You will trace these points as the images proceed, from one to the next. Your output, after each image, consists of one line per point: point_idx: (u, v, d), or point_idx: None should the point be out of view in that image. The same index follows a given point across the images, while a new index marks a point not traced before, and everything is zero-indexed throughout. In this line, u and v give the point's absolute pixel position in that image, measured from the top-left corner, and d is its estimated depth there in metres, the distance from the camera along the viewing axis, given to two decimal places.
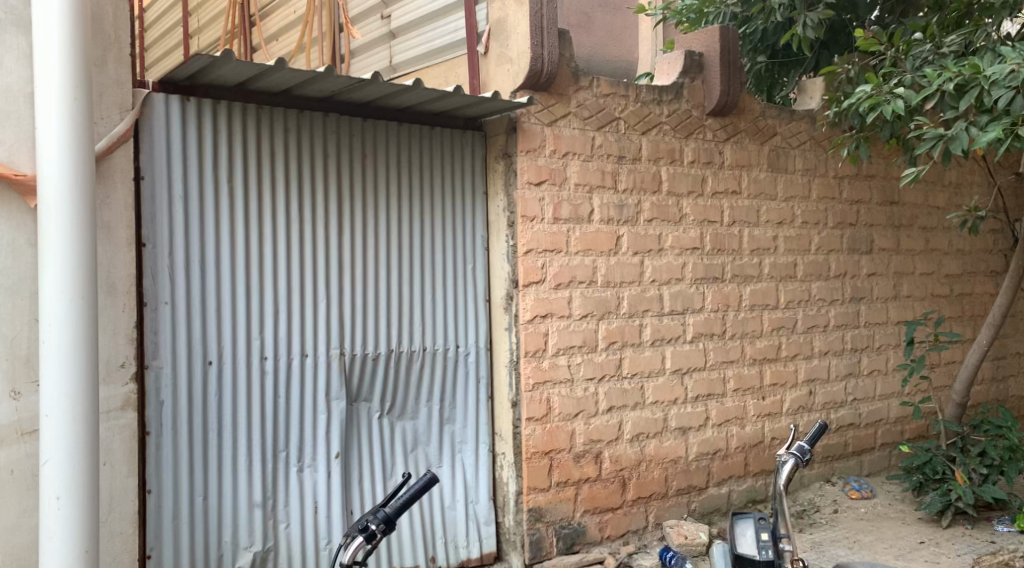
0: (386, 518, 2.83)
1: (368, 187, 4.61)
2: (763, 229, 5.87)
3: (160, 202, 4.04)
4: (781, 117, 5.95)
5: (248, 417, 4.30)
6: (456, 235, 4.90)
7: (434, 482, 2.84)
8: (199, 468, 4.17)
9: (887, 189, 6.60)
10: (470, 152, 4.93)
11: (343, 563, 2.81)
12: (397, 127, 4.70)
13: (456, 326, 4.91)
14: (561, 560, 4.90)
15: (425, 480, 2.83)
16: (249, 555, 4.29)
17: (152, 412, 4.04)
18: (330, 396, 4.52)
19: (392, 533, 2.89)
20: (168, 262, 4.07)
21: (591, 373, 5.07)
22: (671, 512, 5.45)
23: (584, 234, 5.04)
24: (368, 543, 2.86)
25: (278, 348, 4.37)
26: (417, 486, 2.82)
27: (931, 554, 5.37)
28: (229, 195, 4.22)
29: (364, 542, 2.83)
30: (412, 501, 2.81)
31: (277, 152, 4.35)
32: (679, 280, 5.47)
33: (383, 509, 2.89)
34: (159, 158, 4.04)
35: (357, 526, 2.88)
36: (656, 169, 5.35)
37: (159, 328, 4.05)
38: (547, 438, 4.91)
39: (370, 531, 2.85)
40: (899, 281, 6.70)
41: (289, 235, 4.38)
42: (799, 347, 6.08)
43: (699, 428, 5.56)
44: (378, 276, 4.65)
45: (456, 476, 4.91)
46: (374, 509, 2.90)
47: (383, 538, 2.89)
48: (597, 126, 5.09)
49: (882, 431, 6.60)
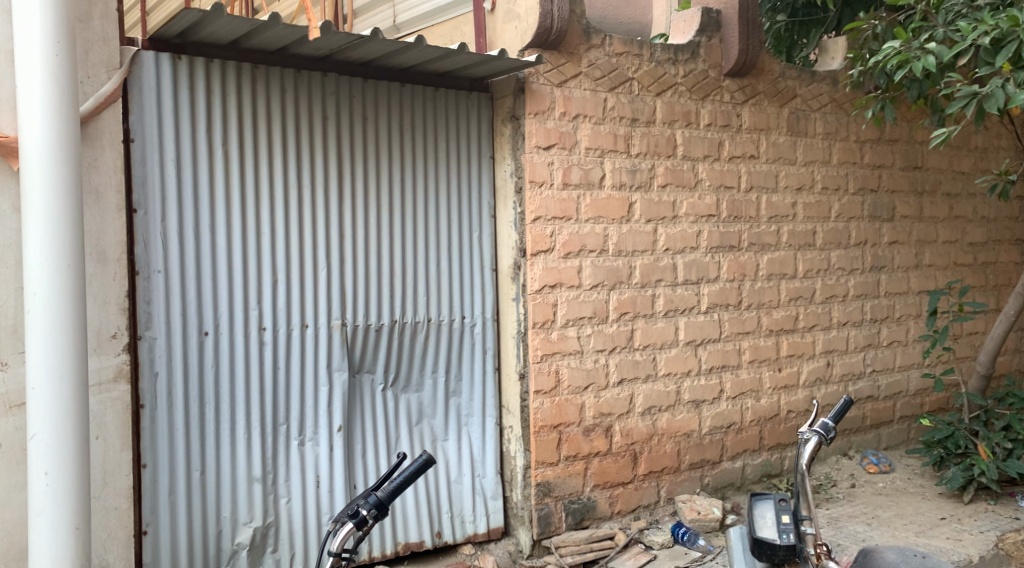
0: (378, 502, 2.66)
1: (370, 151, 4.42)
2: (782, 195, 5.66)
3: (151, 166, 3.87)
4: (801, 78, 5.71)
5: (246, 389, 4.15)
6: (462, 202, 4.71)
7: (432, 463, 2.67)
8: (196, 440, 4.04)
9: (911, 153, 6.35)
10: (476, 116, 4.73)
11: (332, 551, 2.67)
12: (399, 88, 4.50)
13: (462, 297, 4.73)
14: (570, 536, 4.78)
15: (420, 461, 2.66)
16: (249, 531, 4.17)
17: (146, 384, 3.90)
18: (331, 367, 4.36)
19: (386, 516, 2.72)
20: (161, 229, 3.90)
21: (601, 345, 4.90)
22: (683, 486, 5.29)
23: (595, 200, 4.84)
24: (359, 529, 2.70)
25: (277, 318, 4.21)
26: (411, 471, 2.65)
27: (952, 531, 5.19)
28: (224, 159, 4.05)
29: (355, 528, 2.68)
30: (407, 484, 2.65)
31: (274, 114, 4.16)
32: (693, 249, 5.27)
33: (377, 492, 2.72)
34: (149, 120, 3.86)
35: (347, 511, 2.72)
36: (670, 132, 5.14)
37: (153, 297, 3.90)
38: (555, 412, 4.75)
39: (361, 516, 2.69)
40: (921, 249, 6.47)
41: (287, 202, 4.21)
42: (817, 317, 5.89)
43: (713, 401, 5.39)
44: (381, 244, 4.47)
45: (462, 449, 4.78)
46: (366, 493, 2.73)
47: (376, 523, 2.72)
48: (609, 86, 4.88)
49: (901, 404, 6.41)
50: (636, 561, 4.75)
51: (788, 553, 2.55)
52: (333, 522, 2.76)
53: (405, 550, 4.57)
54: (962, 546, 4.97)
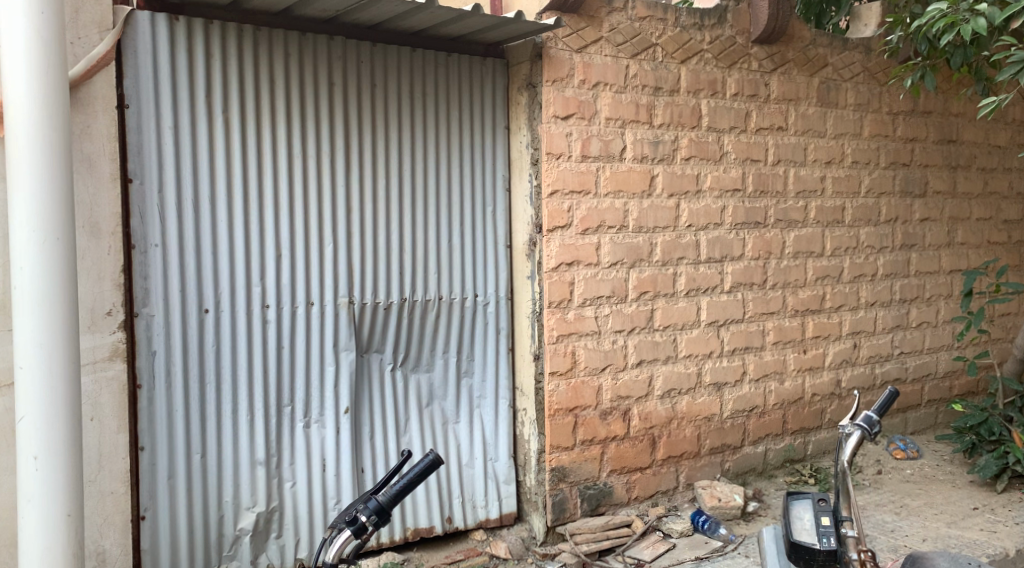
0: (379, 507, 2.56)
1: (380, 119, 4.18)
2: (810, 169, 5.39)
3: (147, 134, 3.66)
4: (833, 45, 5.43)
5: (249, 370, 3.96)
6: (474, 174, 4.47)
7: (439, 463, 2.56)
8: (196, 422, 3.85)
9: (946, 126, 6.06)
10: (490, 82, 4.48)
11: (328, 558, 2.55)
12: (409, 52, 4.24)
13: (475, 273, 4.50)
14: (585, 523, 4.59)
15: (427, 462, 2.54)
16: (252, 516, 3.98)
17: (144, 363, 3.71)
18: (338, 346, 4.15)
19: (386, 525, 2.60)
20: (158, 200, 3.70)
21: (620, 325, 4.68)
22: (703, 472, 5.09)
23: (615, 173, 4.61)
24: (357, 537, 2.58)
25: (281, 295, 4.00)
26: (414, 473, 2.54)
27: (986, 522, 4.98)
28: (225, 127, 3.82)
29: (354, 536, 2.56)
30: (411, 486, 2.54)
31: (277, 78, 3.92)
32: (717, 225, 5.03)
33: (376, 497, 2.61)
34: (145, 84, 3.65)
35: (345, 517, 2.61)
36: (695, 102, 4.89)
37: (150, 272, 3.70)
38: (572, 395, 4.55)
39: (360, 522, 2.57)
40: (954, 226, 6.20)
41: (291, 172, 3.98)
42: (844, 297, 5.64)
43: (735, 383, 5.17)
44: (391, 217, 4.24)
45: (474, 432, 4.57)
46: (364, 497, 2.62)
47: (375, 533, 2.60)
48: (632, 53, 4.63)
49: (930, 386, 6.17)
50: (654, 549, 4.56)
51: (828, 558, 2.46)
52: (330, 528, 2.65)
53: (415, 536, 4.40)
54: (997, 538, 4.76)
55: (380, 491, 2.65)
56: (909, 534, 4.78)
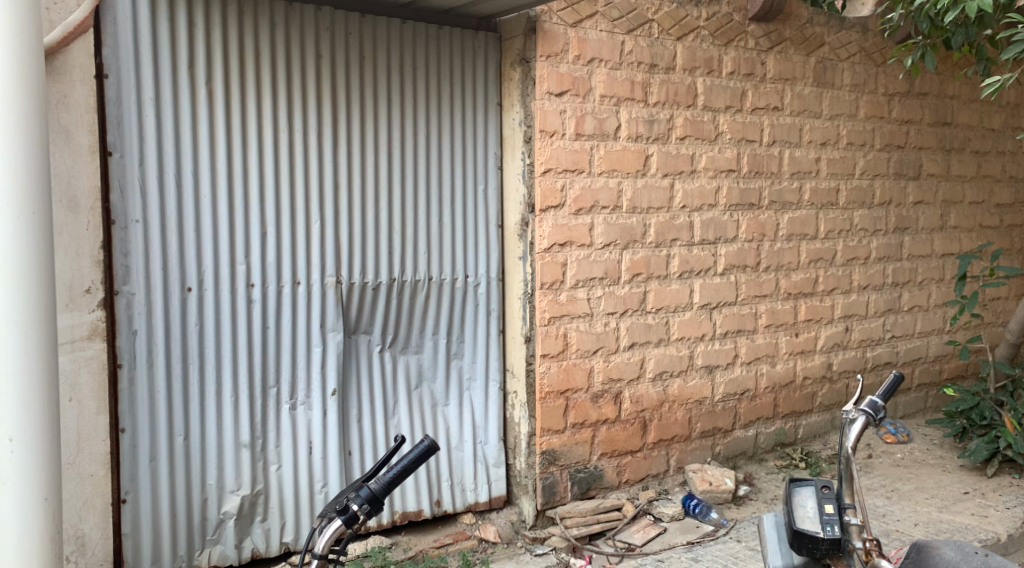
0: (371, 495, 2.49)
1: (369, 93, 4.06)
2: (805, 150, 5.32)
3: (127, 105, 3.55)
4: (830, 25, 5.35)
5: (234, 350, 3.85)
6: (466, 152, 4.36)
7: (434, 449, 2.49)
8: (179, 403, 3.75)
9: (941, 109, 6.00)
10: (482, 57, 4.36)
11: (319, 548, 2.45)
12: (399, 25, 4.12)
13: (466, 253, 4.40)
14: (575, 507, 4.53)
15: (421, 448, 2.48)
16: (236, 499, 3.89)
17: (124, 343, 3.61)
18: (325, 327, 4.05)
19: (378, 515, 2.53)
20: (139, 174, 3.59)
21: (612, 308, 4.61)
22: (694, 455, 5.04)
23: (609, 153, 4.52)
24: (348, 527, 2.50)
25: (267, 274, 3.89)
26: (409, 458, 2.48)
27: (977, 506, 4.96)
28: (208, 99, 3.70)
29: (345, 525, 2.48)
30: (406, 473, 2.48)
31: (263, 49, 3.80)
32: (711, 207, 4.96)
33: (368, 486, 2.55)
34: (125, 54, 3.53)
35: (336, 506, 2.53)
36: (691, 80, 4.80)
37: (130, 248, 3.60)
38: (563, 376, 4.48)
39: (350, 512, 2.49)
40: (947, 210, 6.15)
41: (277, 146, 3.87)
42: (837, 280, 5.59)
43: (727, 366, 5.11)
44: (380, 194, 4.14)
45: (463, 415, 4.49)
46: (355, 486, 2.55)
47: (367, 523, 2.52)
48: (627, 29, 4.53)
49: (920, 370, 6.14)
50: (644, 533, 4.50)
51: (831, 547, 2.56)
52: (318, 518, 2.56)
53: (403, 519, 4.32)
54: (988, 523, 4.74)
55: (372, 480, 2.59)
56: (901, 519, 4.76)
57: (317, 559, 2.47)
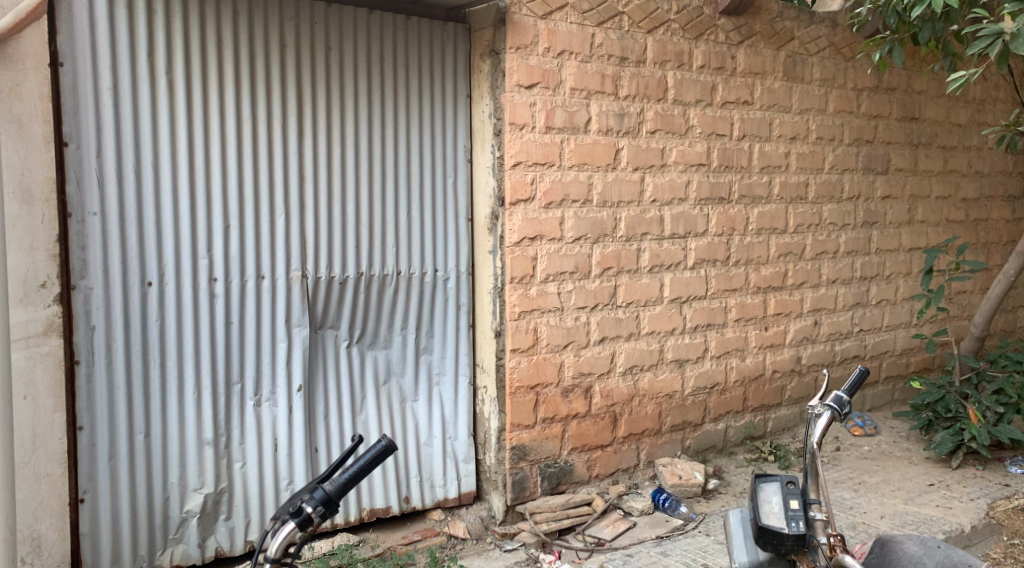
0: (326, 497, 2.46)
1: (335, 84, 4.00)
2: (775, 145, 5.33)
3: (84, 94, 3.47)
4: (800, 19, 5.34)
5: (196, 346, 3.78)
6: (435, 145, 4.31)
7: (392, 449, 2.47)
8: (140, 400, 3.67)
9: (908, 104, 6.03)
10: (451, 48, 4.31)
11: (272, 551, 2.43)
12: (366, 15, 4.06)
13: (435, 247, 4.35)
14: (545, 502, 4.51)
15: (379, 448, 2.45)
16: (199, 497, 3.82)
17: (82, 339, 3.53)
18: (290, 322, 3.99)
19: (334, 516, 2.50)
20: (97, 166, 3.51)
21: (582, 302, 4.59)
22: (664, 449, 5.04)
23: (580, 146, 4.49)
24: (303, 529, 2.48)
25: (230, 268, 3.82)
26: (365, 460, 2.44)
27: (942, 498, 5.01)
28: (169, 88, 3.62)
29: (298, 528, 2.46)
30: (361, 475, 2.46)
31: (226, 37, 3.72)
32: (681, 201, 4.95)
33: (323, 486, 2.51)
34: (81, 42, 3.45)
35: (291, 508, 2.50)
36: (661, 74, 4.78)
37: (88, 242, 3.52)
38: (533, 371, 4.45)
39: (305, 514, 2.48)
40: (914, 205, 6.20)
41: (240, 138, 3.79)
42: (806, 274, 5.61)
43: (697, 360, 5.11)
44: (346, 187, 4.08)
45: (433, 410, 4.45)
46: (310, 487, 2.52)
47: (322, 523, 2.50)
48: (598, 21, 4.50)
49: (887, 363, 6.19)
50: (614, 528, 4.49)
51: (795, 543, 2.56)
52: (272, 522, 2.54)
53: (371, 516, 4.28)
54: (952, 515, 4.78)
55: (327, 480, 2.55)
56: (867, 511, 4.79)
57: (270, 563, 2.45)
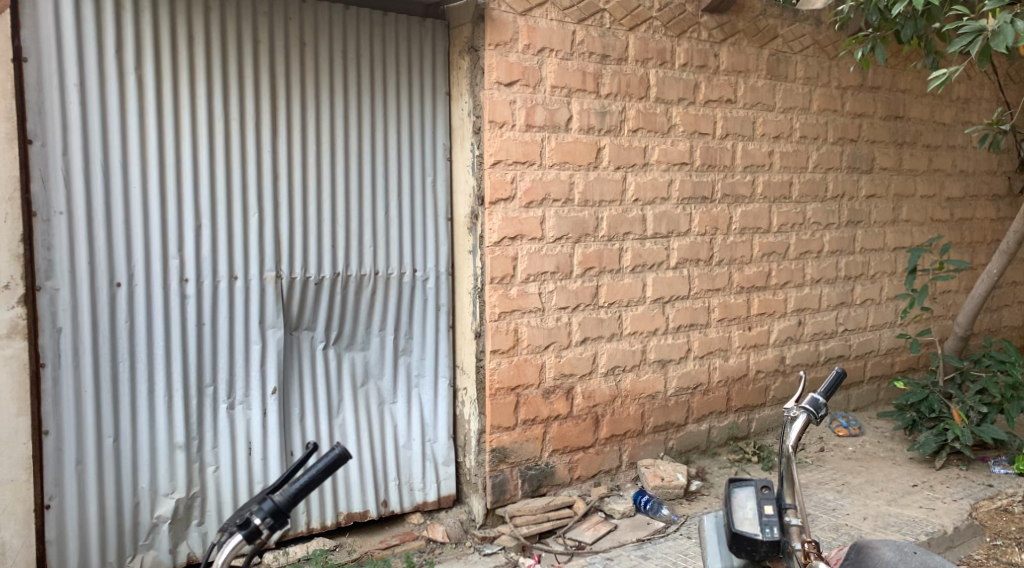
0: (275, 508, 2.38)
1: (310, 82, 3.93)
2: (758, 144, 5.28)
3: (49, 90, 3.39)
4: (783, 16, 5.30)
5: (167, 349, 3.71)
6: (414, 144, 4.25)
7: (347, 458, 2.39)
8: (108, 404, 3.60)
9: (893, 103, 6.00)
10: (429, 46, 4.25)
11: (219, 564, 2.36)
12: (342, 11, 3.99)
13: (414, 247, 4.29)
14: (526, 504, 4.46)
15: (332, 457, 2.37)
16: (171, 502, 3.75)
17: (48, 341, 3.45)
18: (264, 323, 3.92)
19: (283, 528, 2.42)
20: (63, 165, 3.44)
21: (564, 302, 4.54)
22: (646, 450, 4.99)
23: (561, 144, 4.43)
24: (250, 541, 2.40)
25: (202, 269, 3.75)
26: (317, 469, 2.36)
27: (925, 499, 4.98)
28: (138, 85, 3.55)
29: (246, 540, 2.39)
30: (313, 484, 2.37)
31: (197, 33, 3.65)
32: (664, 200, 4.90)
33: (272, 497, 2.43)
34: (46, 38, 3.37)
35: (238, 519, 2.43)
36: (643, 72, 4.73)
37: (54, 242, 3.44)
38: (513, 372, 4.39)
39: (253, 526, 2.40)
40: (899, 204, 6.17)
41: (212, 136, 3.72)
42: (790, 274, 5.57)
43: (680, 360, 5.07)
44: (322, 187, 4.01)
45: (412, 412, 4.39)
46: (259, 498, 2.45)
47: (271, 536, 2.42)
48: (578, 18, 4.45)
49: (872, 363, 6.17)
50: (595, 531, 4.44)
51: (770, 549, 2.51)
52: (219, 532, 2.49)
53: (348, 520, 4.22)
54: (936, 516, 4.75)
55: (279, 491, 2.47)
56: (850, 513, 4.75)
57: None
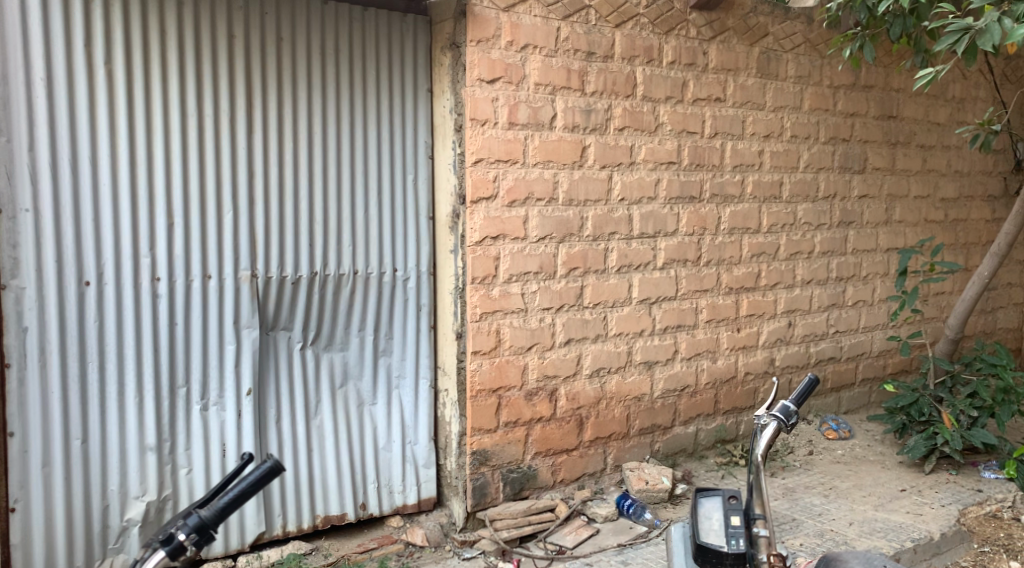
0: (199, 524, 2.39)
1: (287, 79, 3.85)
2: (748, 143, 5.21)
3: (15, 85, 3.35)
4: (774, 14, 5.23)
5: (137, 349, 3.64)
6: (395, 142, 4.17)
7: (277, 471, 2.39)
8: (77, 404, 3.54)
9: (886, 102, 5.93)
10: (411, 42, 4.16)
11: None
12: (320, 6, 3.91)
13: (394, 246, 4.21)
14: (507, 508, 4.39)
15: (263, 470, 2.37)
16: (141, 505, 3.69)
17: (13, 340, 3.41)
18: (239, 323, 3.85)
19: (212, 541, 2.43)
20: (29, 161, 3.38)
21: (547, 303, 4.47)
22: (632, 453, 4.92)
23: (545, 142, 4.37)
24: (177, 556, 2.41)
25: (174, 268, 3.69)
26: (247, 482, 2.37)
27: (913, 504, 4.92)
28: (108, 81, 3.49)
29: (170, 556, 2.40)
30: (242, 498, 2.38)
31: (169, 28, 3.58)
32: (651, 199, 4.82)
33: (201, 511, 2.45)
34: (12, 33, 3.33)
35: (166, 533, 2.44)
36: (630, 70, 4.65)
37: (20, 240, 3.40)
38: (495, 374, 4.32)
39: (178, 541, 2.41)
40: (891, 204, 6.10)
41: (185, 133, 3.65)
42: (780, 275, 5.50)
43: (666, 362, 5.00)
44: (298, 185, 3.94)
45: (392, 414, 4.31)
46: (186, 512, 2.46)
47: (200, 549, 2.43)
48: (563, 14, 4.38)
49: (863, 365, 6.10)
50: (576, 535, 4.37)
51: (735, 561, 2.46)
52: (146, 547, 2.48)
53: (325, 524, 4.15)
54: (922, 522, 4.69)
55: (208, 504, 2.48)
56: (836, 518, 4.69)
57: None
